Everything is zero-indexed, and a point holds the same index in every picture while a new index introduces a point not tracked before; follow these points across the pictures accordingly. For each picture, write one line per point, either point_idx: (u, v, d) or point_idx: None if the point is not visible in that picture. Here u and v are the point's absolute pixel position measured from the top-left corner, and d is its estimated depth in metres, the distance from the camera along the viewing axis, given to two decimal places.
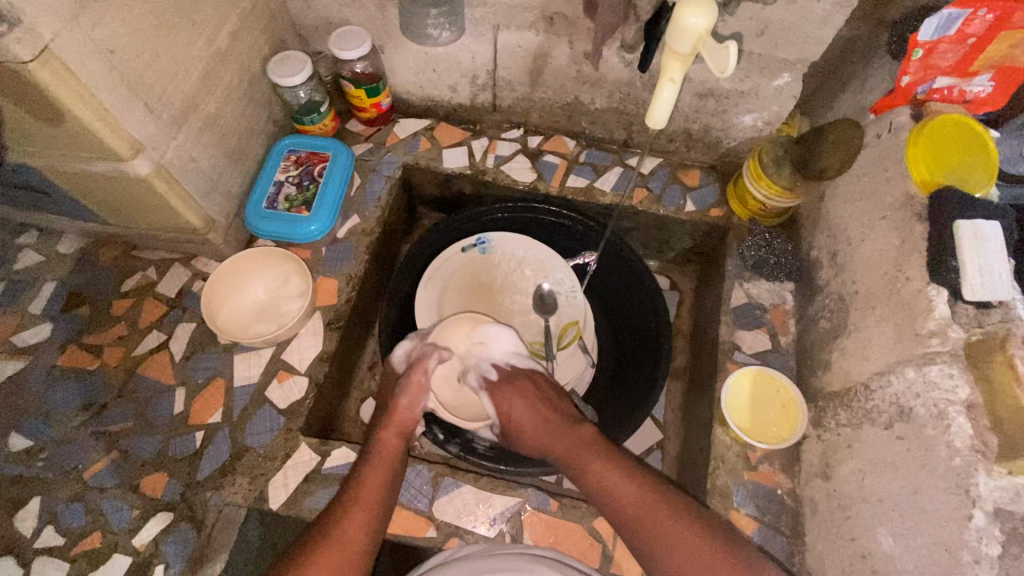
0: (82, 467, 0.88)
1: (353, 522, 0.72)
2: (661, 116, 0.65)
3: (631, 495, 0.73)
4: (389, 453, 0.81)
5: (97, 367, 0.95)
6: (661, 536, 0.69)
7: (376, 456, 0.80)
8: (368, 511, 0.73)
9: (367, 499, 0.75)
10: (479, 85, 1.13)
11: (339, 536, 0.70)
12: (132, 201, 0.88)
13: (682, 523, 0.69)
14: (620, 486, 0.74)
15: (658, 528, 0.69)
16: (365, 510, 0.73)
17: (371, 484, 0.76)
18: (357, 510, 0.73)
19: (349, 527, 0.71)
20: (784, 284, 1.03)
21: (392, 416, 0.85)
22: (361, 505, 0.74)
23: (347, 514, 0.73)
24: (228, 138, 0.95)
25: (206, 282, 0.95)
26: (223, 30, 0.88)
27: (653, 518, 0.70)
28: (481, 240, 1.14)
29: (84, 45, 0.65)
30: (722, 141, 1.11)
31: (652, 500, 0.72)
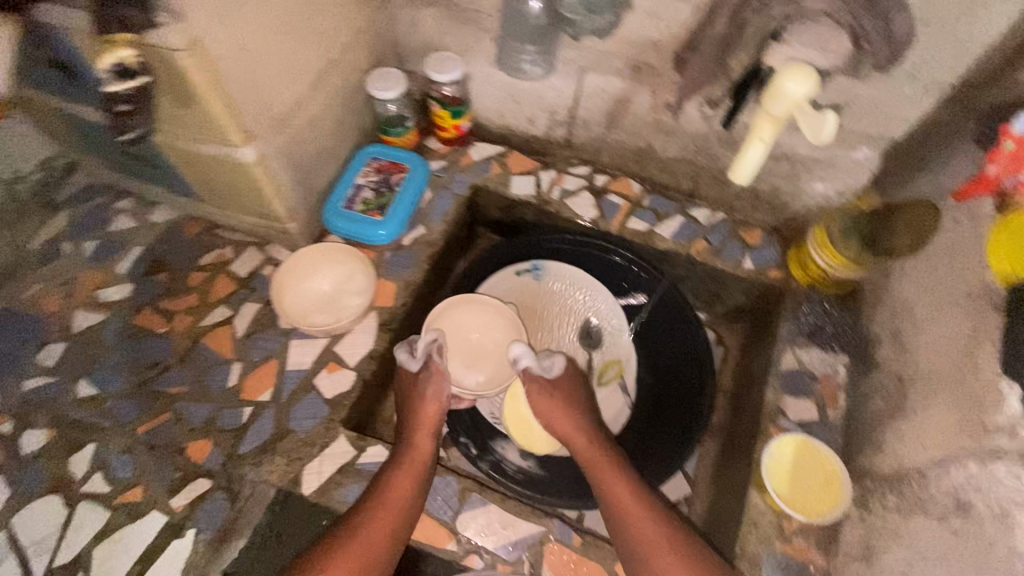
0: (137, 422, 0.93)
1: (374, 528, 0.77)
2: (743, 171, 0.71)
3: (637, 519, 0.80)
4: (418, 457, 0.85)
5: (166, 330, 1.01)
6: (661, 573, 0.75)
7: (405, 459, 0.84)
8: (390, 519, 0.78)
9: (392, 509, 0.79)
10: (556, 120, 1.17)
11: (360, 541, 0.75)
12: (230, 184, 0.95)
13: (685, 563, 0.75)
14: (630, 507, 0.81)
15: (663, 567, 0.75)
16: (387, 519, 0.78)
17: (398, 492, 0.80)
18: (377, 517, 0.78)
19: (372, 537, 0.76)
20: (838, 357, 1.01)
21: (421, 419, 0.89)
22: (383, 514, 0.78)
23: (369, 522, 0.77)
24: (322, 140, 1.03)
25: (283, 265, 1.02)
26: (335, 43, 0.96)
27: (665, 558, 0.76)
28: (535, 266, 1.18)
29: (226, 42, 0.72)
30: (789, 205, 1.11)
31: (658, 534, 0.78)
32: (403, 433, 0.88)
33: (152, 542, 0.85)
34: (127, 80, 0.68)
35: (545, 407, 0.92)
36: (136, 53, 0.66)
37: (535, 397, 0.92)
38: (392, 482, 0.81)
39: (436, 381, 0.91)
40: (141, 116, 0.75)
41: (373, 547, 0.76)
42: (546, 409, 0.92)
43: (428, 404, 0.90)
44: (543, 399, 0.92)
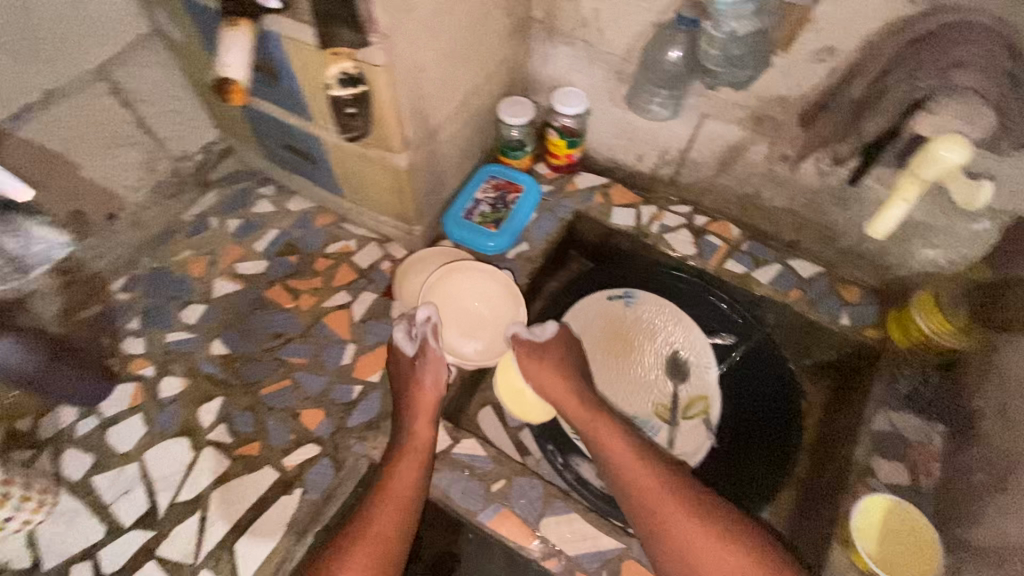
0: (260, 384, 1.04)
1: (387, 516, 0.83)
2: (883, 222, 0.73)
3: (646, 487, 0.87)
4: (415, 445, 0.89)
5: (292, 306, 1.12)
6: (669, 527, 0.83)
7: (404, 450, 0.89)
8: (397, 509, 0.83)
9: (396, 501, 0.84)
10: (666, 159, 1.24)
11: (372, 534, 0.81)
12: (375, 184, 1.06)
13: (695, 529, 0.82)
14: (637, 476, 0.88)
15: (672, 522, 0.83)
16: (393, 510, 0.83)
17: (400, 485, 0.86)
18: (384, 510, 0.83)
19: (385, 526, 0.82)
20: (933, 425, 1.00)
21: (416, 409, 0.92)
22: (389, 506, 0.83)
23: (381, 514, 0.83)
24: (455, 154, 1.13)
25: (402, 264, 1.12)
26: (484, 70, 1.07)
27: (672, 512, 0.84)
28: (627, 294, 1.22)
29: (414, 63, 0.83)
30: (893, 267, 1.12)
31: (666, 502, 0.84)
32: (398, 425, 0.92)
33: (263, 494, 0.94)
34: (349, 88, 0.80)
35: (541, 377, 1.00)
36: (353, 65, 0.78)
37: (530, 368, 1.01)
38: (394, 475, 0.86)
39: (423, 369, 0.95)
40: (360, 120, 0.87)
41: (390, 532, 0.82)
42: (538, 373, 1.00)
43: (422, 392, 0.93)
44: (533, 365, 1.01)
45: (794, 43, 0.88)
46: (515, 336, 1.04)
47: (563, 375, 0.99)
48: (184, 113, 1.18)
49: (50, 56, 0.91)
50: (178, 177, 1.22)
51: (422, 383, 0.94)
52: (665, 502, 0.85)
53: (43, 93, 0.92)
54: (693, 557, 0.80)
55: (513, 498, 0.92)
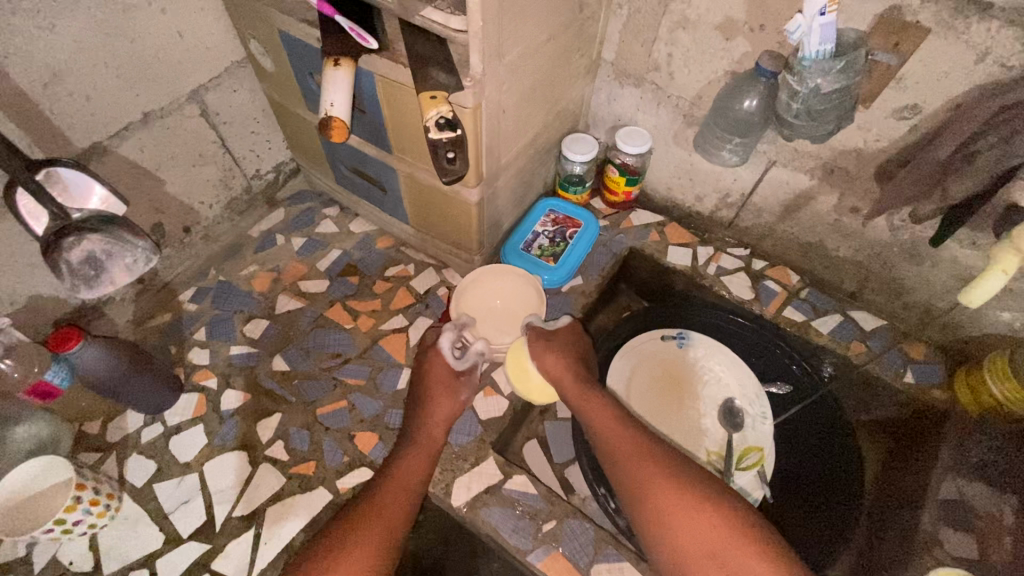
0: (316, 403, 1.05)
1: (392, 498, 0.82)
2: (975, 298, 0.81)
3: (627, 451, 0.84)
4: (428, 440, 0.92)
5: (351, 327, 1.15)
6: (664, 511, 0.76)
7: (417, 443, 0.91)
8: (399, 492, 0.83)
9: (400, 485, 0.84)
10: (727, 202, 1.24)
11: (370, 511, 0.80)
12: (441, 214, 1.09)
13: (670, 491, 0.77)
14: (618, 441, 0.86)
15: (666, 503, 0.76)
16: (396, 493, 0.83)
17: (408, 473, 0.86)
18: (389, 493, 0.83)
19: (390, 507, 0.81)
20: (1006, 499, 0.98)
21: (432, 411, 0.95)
22: (395, 487, 0.84)
23: (387, 495, 0.83)
24: (518, 188, 1.15)
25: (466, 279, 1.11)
26: (554, 108, 1.09)
27: (666, 495, 0.77)
28: (682, 335, 1.21)
29: (496, 104, 0.86)
30: (963, 327, 1.09)
31: (644, 464, 0.81)
32: (412, 421, 0.95)
33: (317, 514, 0.95)
34: (445, 131, 0.79)
35: (539, 354, 0.99)
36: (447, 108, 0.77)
37: (535, 347, 1.00)
38: (403, 463, 0.87)
39: (454, 381, 0.99)
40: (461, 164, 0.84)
41: (395, 511, 0.81)
42: (545, 361, 0.98)
43: (444, 395, 0.97)
44: (542, 352, 0.99)
45: (875, 100, 0.88)
46: (530, 325, 1.06)
47: (566, 362, 0.97)
48: (261, 134, 1.23)
49: (153, 81, 0.97)
50: (249, 194, 1.28)
51: (445, 390, 0.98)
52: (642, 463, 0.81)
53: (143, 115, 0.98)
54: (670, 520, 0.75)
55: (563, 539, 0.91)
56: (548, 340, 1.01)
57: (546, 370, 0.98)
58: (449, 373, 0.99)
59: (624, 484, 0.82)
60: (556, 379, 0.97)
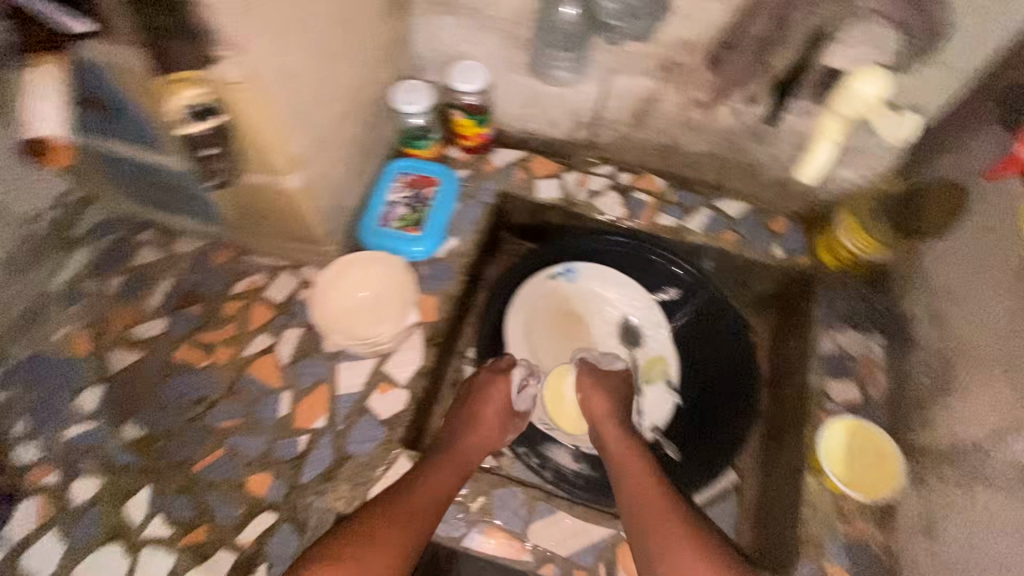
0: (190, 461, 0.92)
1: (421, 505, 0.82)
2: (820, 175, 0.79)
3: (655, 512, 0.82)
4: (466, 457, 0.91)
5: (208, 364, 1.00)
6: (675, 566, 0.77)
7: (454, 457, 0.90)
8: (424, 505, 0.82)
9: (425, 496, 0.83)
10: (580, 122, 1.18)
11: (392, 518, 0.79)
12: (269, 211, 0.94)
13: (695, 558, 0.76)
14: (647, 498, 0.84)
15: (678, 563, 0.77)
16: (421, 505, 0.82)
17: (438, 484, 0.85)
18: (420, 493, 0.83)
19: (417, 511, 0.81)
20: (873, 336, 1.03)
21: (474, 426, 0.96)
22: (422, 500, 0.82)
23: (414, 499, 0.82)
24: (354, 159, 1.02)
25: (316, 285, 0.97)
26: (364, 59, 0.94)
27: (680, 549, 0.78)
28: (568, 269, 1.19)
29: (278, 73, 0.71)
30: (814, 192, 1.14)
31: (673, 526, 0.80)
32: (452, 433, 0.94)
33: None
34: (201, 120, 0.70)
35: (589, 389, 1.01)
36: (205, 91, 0.68)
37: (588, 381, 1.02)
38: (437, 471, 0.87)
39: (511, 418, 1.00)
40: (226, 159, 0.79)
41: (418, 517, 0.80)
42: (594, 402, 1.00)
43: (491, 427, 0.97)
44: (592, 393, 1.01)
45: None
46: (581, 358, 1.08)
47: (611, 402, 0.99)
48: None
49: None
50: None
51: (485, 411, 0.98)
52: (671, 525, 0.80)
53: None
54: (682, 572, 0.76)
55: (496, 512, 0.89)
56: (599, 382, 1.02)
57: (588, 409, 1.00)
58: (505, 410, 0.99)
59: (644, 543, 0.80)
60: (597, 419, 0.98)
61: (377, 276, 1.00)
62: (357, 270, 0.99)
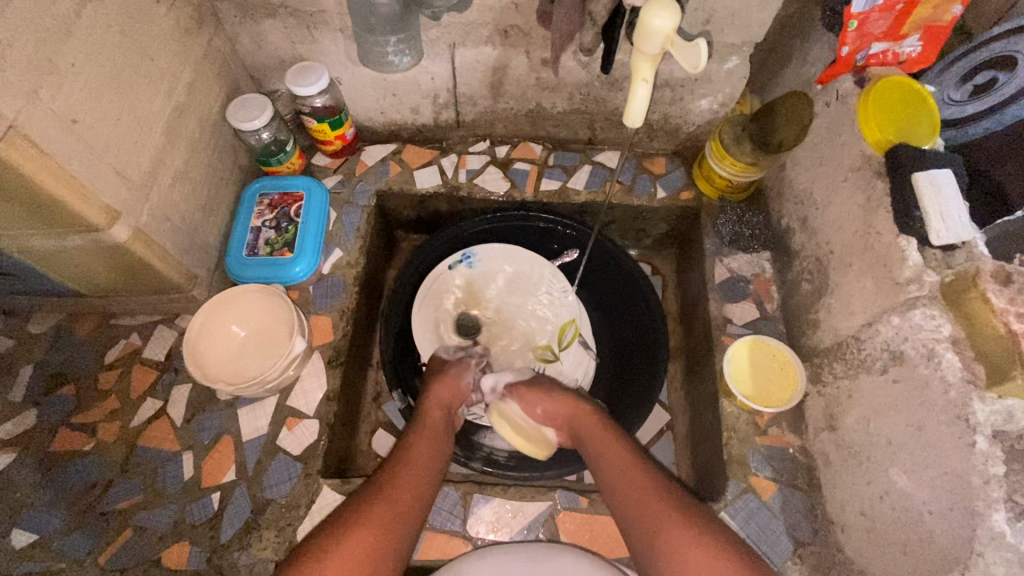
0: (95, 552, 0.84)
1: (401, 492, 0.76)
2: (636, 121, 0.73)
3: (646, 499, 0.76)
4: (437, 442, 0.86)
5: (93, 446, 0.91)
6: (675, 548, 0.69)
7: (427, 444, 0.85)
8: (395, 507, 0.74)
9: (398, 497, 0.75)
10: (440, 104, 1.14)
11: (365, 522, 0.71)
12: (111, 270, 0.86)
13: (689, 534, 0.70)
14: (637, 487, 0.77)
15: (677, 544, 0.70)
16: (391, 507, 0.74)
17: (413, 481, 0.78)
18: (396, 480, 0.77)
19: (395, 497, 0.75)
20: (760, 255, 1.07)
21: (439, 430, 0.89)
22: (394, 500, 0.74)
23: (390, 489, 0.76)
24: (198, 191, 0.94)
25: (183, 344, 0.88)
26: (179, 83, 0.88)
27: (677, 528, 0.71)
28: (466, 255, 1.16)
29: (46, 116, 0.64)
30: (681, 127, 1.16)
31: (665, 510, 0.73)
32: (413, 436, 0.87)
33: None
34: None
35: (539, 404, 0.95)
36: None
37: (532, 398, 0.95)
38: (412, 456, 0.81)
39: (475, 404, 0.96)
40: None
41: (398, 504, 0.74)
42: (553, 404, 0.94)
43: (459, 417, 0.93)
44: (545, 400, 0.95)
45: None
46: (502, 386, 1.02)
47: (573, 399, 0.93)
48: None
49: None
50: None
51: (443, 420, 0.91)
52: (663, 512, 0.73)
53: None
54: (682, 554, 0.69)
55: (430, 517, 0.87)
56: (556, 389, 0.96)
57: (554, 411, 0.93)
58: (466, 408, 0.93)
59: (643, 535, 0.74)
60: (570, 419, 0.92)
61: (256, 305, 0.93)
62: (227, 304, 0.92)
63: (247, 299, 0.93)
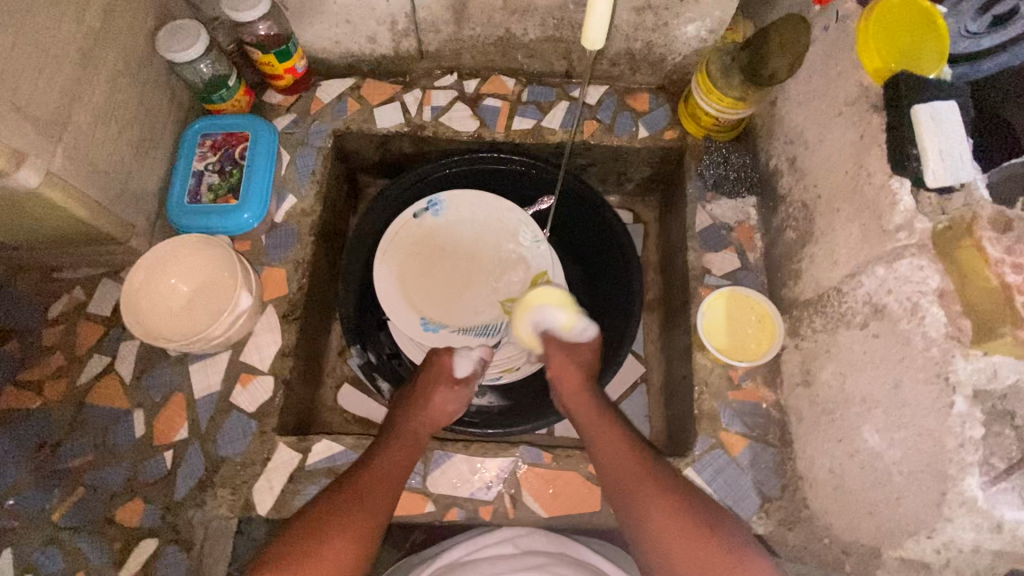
0: (49, 509, 0.82)
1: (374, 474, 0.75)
2: (597, 41, 0.64)
3: (629, 476, 0.74)
4: (406, 437, 0.82)
5: (40, 404, 0.88)
6: (655, 528, 0.69)
7: (395, 440, 0.81)
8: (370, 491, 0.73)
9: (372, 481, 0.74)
10: (399, 31, 1.03)
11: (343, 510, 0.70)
12: (30, 219, 0.78)
13: (672, 519, 0.69)
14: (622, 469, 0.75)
15: (658, 523, 0.68)
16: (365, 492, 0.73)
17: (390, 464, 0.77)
18: (362, 482, 0.74)
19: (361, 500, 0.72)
20: (745, 200, 1.00)
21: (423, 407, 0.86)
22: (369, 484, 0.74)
23: (367, 489, 0.72)
24: (127, 132, 0.86)
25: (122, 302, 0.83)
26: (90, 4, 0.77)
27: (659, 508, 0.70)
28: (433, 202, 1.08)
29: None
30: (667, 58, 1.06)
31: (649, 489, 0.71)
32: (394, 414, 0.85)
33: None
34: None
35: (559, 365, 0.88)
36: None
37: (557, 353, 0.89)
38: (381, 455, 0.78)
39: (454, 390, 0.88)
40: None
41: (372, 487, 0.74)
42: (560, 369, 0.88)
43: (438, 397, 0.87)
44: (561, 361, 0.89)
45: None
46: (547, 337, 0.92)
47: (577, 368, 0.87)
48: None
49: None
50: None
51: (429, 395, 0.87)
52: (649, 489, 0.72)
53: None
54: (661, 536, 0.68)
55: None
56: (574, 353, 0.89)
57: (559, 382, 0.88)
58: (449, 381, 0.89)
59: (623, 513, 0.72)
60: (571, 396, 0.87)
61: (203, 258, 0.87)
62: (172, 256, 0.86)
63: (193, 252, 0.86)
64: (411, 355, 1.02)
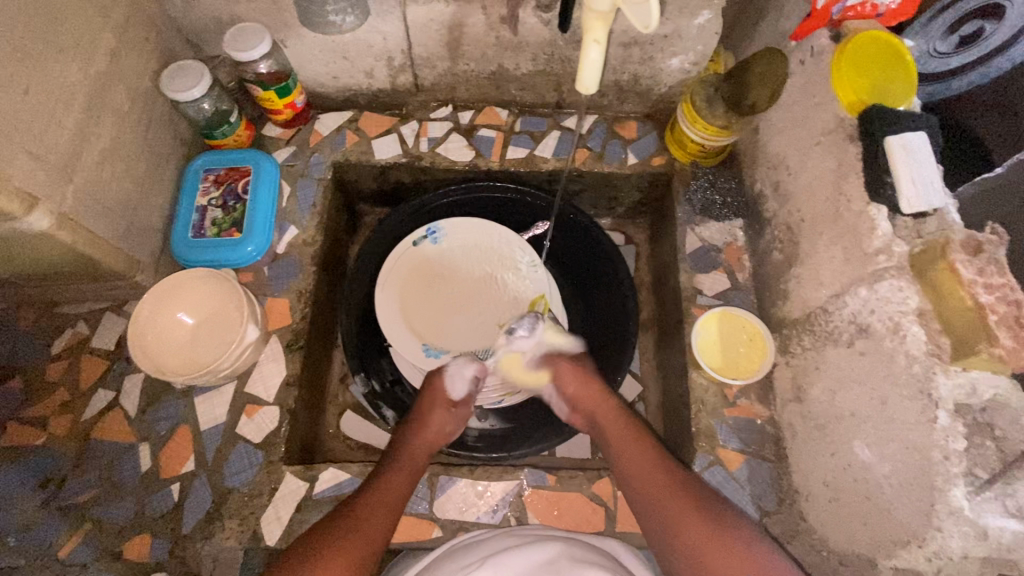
0: (54, 547, 0.82)
1: (387, 495, 0.76)
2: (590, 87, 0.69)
3: (657, 489, 0.74)
4: (410, 462, 0.82)
5: (45, 440, 0.88)
6: (692, 541, 0.68)
7: (401, 463, 0.81)
8: (383, 510, 0.73)
9: (383, 502, 0.75)
10: (396, 67, 1.07)
11: (358, 531, 0.70)
12: (38, 258, 0.80)
13: (700, 527, 0.69)
14: (649, 480, 0.76)
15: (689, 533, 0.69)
16: (381, 512, 0.73)
17: (399, 484, 0.78)
18: (369, 504, 0.73)
19: (370, 521, 0.71)
20: (733, 223, 1.04)
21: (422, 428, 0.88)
22: (376, 502, 0.74)
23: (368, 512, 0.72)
24: (133, 170, 0.88)
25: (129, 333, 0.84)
26: (99, 50, 0.80)
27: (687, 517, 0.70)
28: (431, 230, 1.11)
29: None
30: (653, 88, 1.11)
31: (675, 499, 0.72)
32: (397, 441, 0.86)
33: None
34: None
35: (570, 385, 0.92)
36: None
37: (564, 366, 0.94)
38: (389, 477, 0.78)
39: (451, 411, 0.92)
40: None
41: (386, 508, 0.74)
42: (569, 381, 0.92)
43: (434, 421, 0.89)
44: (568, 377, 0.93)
45: None
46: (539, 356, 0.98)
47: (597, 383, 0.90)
48: None
49: None
50: None
51: (427, 419, 0.89)
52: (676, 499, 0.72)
53: None
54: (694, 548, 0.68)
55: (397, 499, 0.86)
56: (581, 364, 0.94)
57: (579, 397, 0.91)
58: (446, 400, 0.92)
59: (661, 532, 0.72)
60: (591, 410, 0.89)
61: (211, 292, 0.89)
62: (181, 287, 0.88)
63: (202, 284, 0.89)
64: (413, 381, 1.04)
